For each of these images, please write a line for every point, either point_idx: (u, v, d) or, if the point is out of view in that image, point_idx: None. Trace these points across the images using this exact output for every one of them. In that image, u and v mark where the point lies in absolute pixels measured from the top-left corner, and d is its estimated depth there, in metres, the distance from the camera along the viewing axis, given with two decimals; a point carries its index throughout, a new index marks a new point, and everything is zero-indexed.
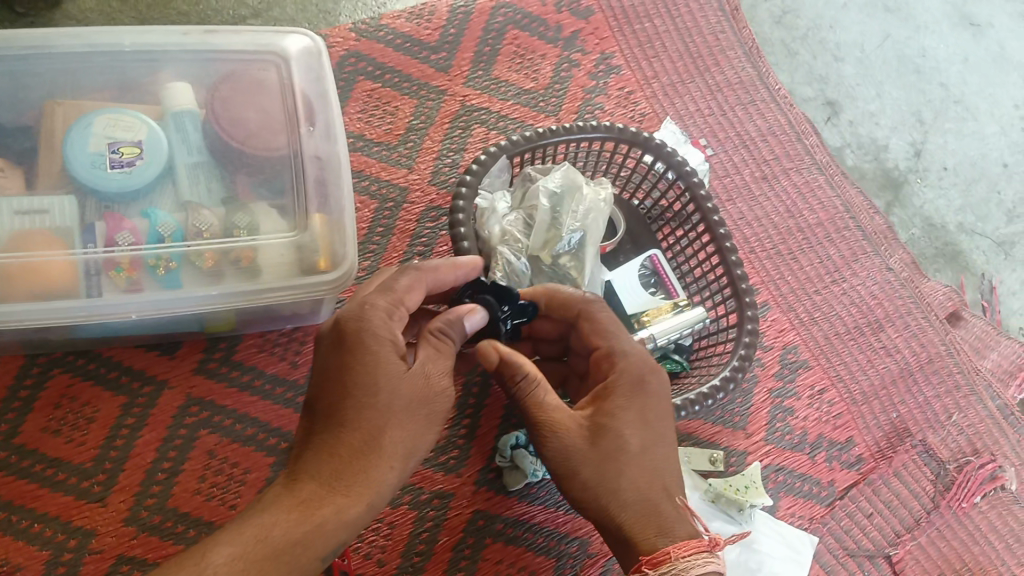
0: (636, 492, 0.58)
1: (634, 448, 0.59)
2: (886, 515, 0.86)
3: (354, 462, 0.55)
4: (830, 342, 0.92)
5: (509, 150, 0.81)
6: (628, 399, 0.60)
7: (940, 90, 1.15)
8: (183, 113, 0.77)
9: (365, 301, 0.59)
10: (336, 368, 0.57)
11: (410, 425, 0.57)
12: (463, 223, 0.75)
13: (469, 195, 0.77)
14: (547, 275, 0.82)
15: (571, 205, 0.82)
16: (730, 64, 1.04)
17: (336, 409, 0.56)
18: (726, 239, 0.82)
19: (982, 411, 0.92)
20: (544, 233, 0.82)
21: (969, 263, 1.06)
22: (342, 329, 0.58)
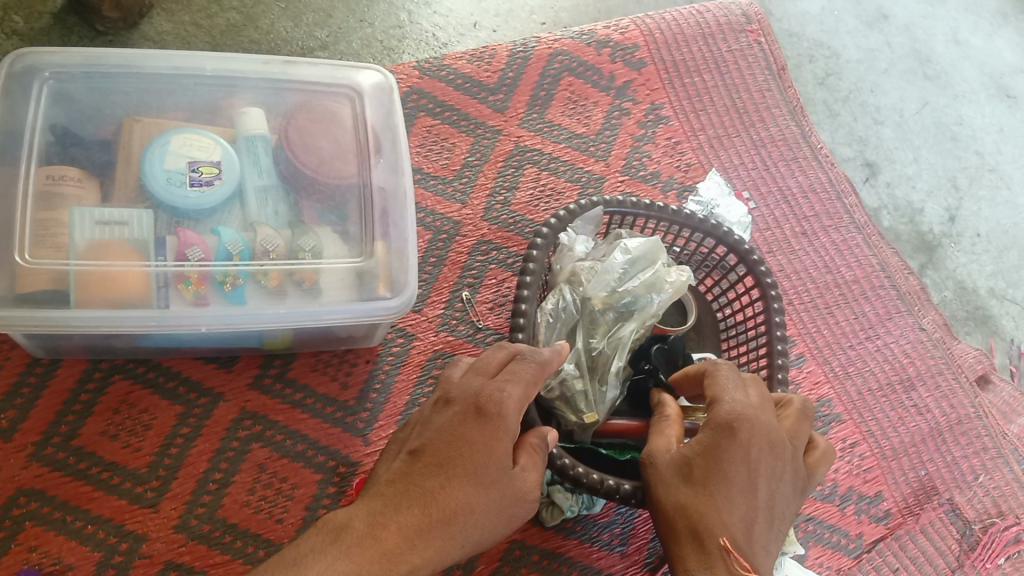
0: (687, 521, 0.58)
1: (699, 482, 0.59)
2: (912, 570, 0.87)
3: (439, 527, 0.55)
4: (862, 398, 0.94)
5: (607, 203, 0.80)
6: (707, 433, 0.61)
7: (975, 157, 1.18)
8: (256, 137, 0.80)
9: (504, 387, 0.62)
10: (457, 436, 0.59)
11: (496, 520, 0.58)
12: (535, 257, 0.75)
13: (548, 236, 0.77)
14: (591, 324, 0.79)
15: (639, 272, 0.80)
16: (775, 122, 1.08)
17: (442, 471, 0.57)
18: (779, 322, 0.78)
19: (1009, 474, 0.94)
20: (606, 286, 0.79)
21: (999, 328, 1.08)
22: (479, 405, 0.60)
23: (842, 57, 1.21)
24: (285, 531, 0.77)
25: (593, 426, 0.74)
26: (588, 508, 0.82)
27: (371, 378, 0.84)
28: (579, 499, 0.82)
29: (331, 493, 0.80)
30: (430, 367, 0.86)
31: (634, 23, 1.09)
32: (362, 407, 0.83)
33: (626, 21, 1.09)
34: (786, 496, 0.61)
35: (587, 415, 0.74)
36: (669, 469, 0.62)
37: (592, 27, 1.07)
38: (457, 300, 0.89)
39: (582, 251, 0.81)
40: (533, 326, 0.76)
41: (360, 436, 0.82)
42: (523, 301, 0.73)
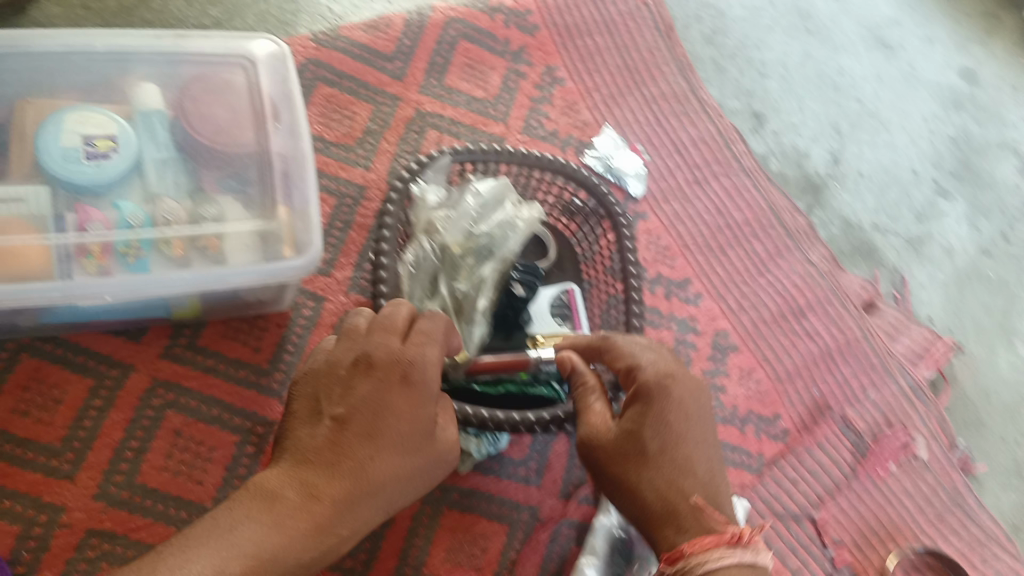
0: (653, 492, 0.60)
1: (648, 453, 0.60)
2: (810, 482, 0.93)
3: (367, 499, 0.57)
4: (756, 328, 1.00)
5: (455, 154, 0.90)
6: (639, 402, 0.62)
7: (855, 103, 1.25)
8: (153, 112, 0.82)
9: (425, 353, 0.61)
10: (383, 403, 0.59)
11: (419, 483, 0.61)
12: (393, 212, 0.83)
13: (401, 191, 0.86)
14: (450, 268, 0.87)
15: (489, 212, 0.89)
16: (664, 78, 1.13)
17: (371, 440, 0.58)
18: (632, 263, 0.88)
19: (896, 389, 1.02)
20: (461, 230, 0.87)
21: (883, 259, 1.15)
22: (405, 373, 0.60)
23: (727, 16, 1.27)
24: (205, 492, 0.79)
25: (466, 363, 0.81)
26: (495, 446, 0.86)
27: (282, 341, 0.87)
28: (486, 440, 0.85)
29: (250, 453, 0.82)
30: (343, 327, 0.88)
31: None
32: (275, 368, 0.85)
33: None
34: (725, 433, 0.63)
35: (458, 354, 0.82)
36: (613, 449, 0.62)
37: None
38: (366, 262, 0.92)
39: (435, 199, 0.88)
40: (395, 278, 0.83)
41: (275, 397, 0.84)
42: (383, 258, 0.81)
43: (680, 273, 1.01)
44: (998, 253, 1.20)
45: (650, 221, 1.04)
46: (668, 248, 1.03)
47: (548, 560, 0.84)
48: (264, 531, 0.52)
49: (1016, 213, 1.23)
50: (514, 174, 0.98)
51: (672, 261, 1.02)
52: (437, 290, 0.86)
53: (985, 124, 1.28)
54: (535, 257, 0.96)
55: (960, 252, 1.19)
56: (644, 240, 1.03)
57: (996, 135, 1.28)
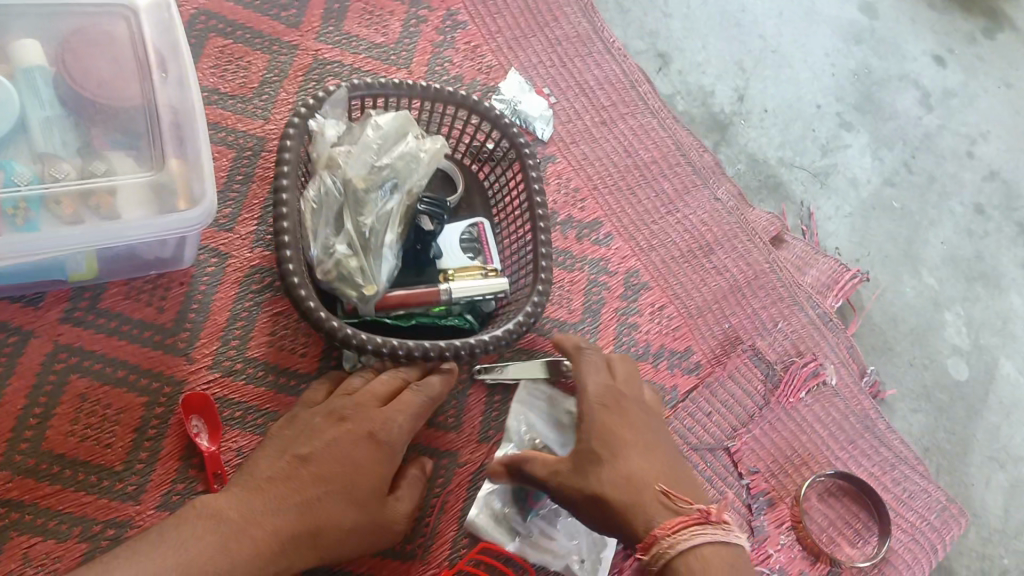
0: (633, 463, 0.73)
1: (615, 461, 0.73)
2: (723, 413, 0.96)
3: (303, 538, 0.67)
4: (667, 265, 1.02)
5: (353, 87, 0.88)
6: (621, 398, 0.78)
7: (759, 40, 1.27)
8: (35, 69, 0.78)
9: (398, 420, 0.74)
10: (343, 451, 0.71)
11: (364, 537, 0.71)
12: (290, 146, 0.82)
13: (300, 125, 0.84)
14: (355, 203, 0.86)
15: (390, 145, 0.89)
16: (567, 19, 1.13)
17: (321, 483, 0.70)
18: (537, 193, 0.90)
19: (804, 318, 1.04)
20: (362, 163, 0.87)
21: (790, 194, 1.18)
22: (371, 433, 0.73)
23: None
24: (115, 455, 0.77)
25: (374, 297, 0.84)
26: None
27: (188, 299, 0.84)
28: None
29: (160, 413, 0.80)
30: (248, 283, 0.87)
31: None
32: (181, 328, 0.83)
33: None
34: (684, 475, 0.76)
35: (367, 288, 0.83)
36: (596, 442, 0.74)
37: None
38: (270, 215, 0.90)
39: (334, 133, 0.87)
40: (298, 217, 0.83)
41: (183, 355, 0.82)
42: (283, 192, 0.80)
43: (590, 214, 1.02)
44: (900, 182, 1.23)
45: (559, 163, 1.04)
46: (578, 190, 1.03)
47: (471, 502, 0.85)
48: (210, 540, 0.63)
49: (917, 144, 1.27)
50: (419, 110, 0.96)
51: (582, 203, 1.02)
52: (342, 226, 0.85)
53: (885, 57, 1.32)
54: (444, 193, 0.97)
55: (865, 183, 1.22)
56: (554, 183, 1.03)
57: (895, 68, 1.31)
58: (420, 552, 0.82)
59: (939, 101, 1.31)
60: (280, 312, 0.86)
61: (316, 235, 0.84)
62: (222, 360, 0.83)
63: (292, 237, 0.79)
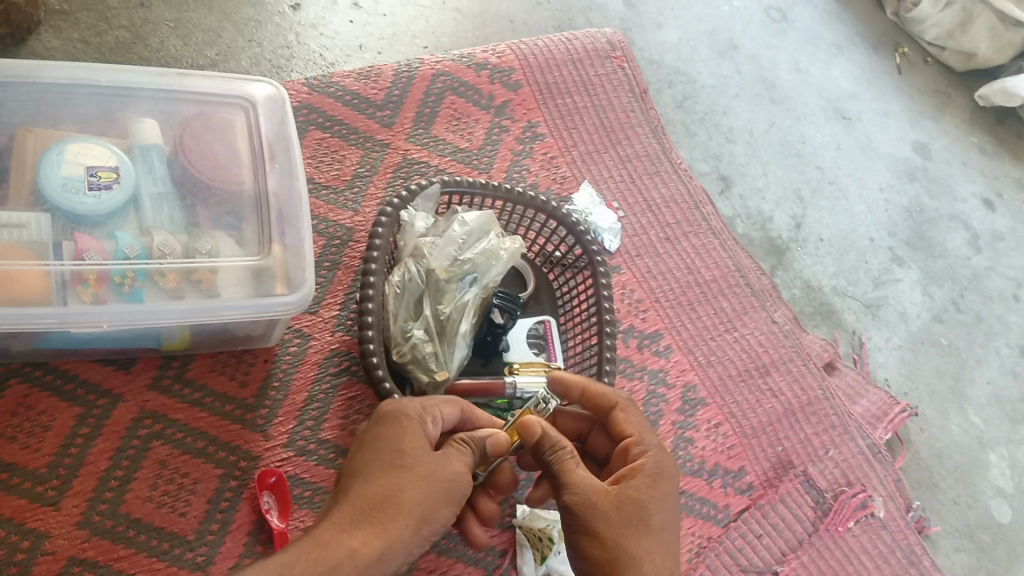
0: (665, 554, 0.65)
1: (651, 545, 0.65)
2: (774, 536, 0.96)
3: (372, 519, 0.63)
4: (724, 383, 1.04)
5: (444, 184, 0.94)
6: (671, 475, 0.71)
7: (817, 171, 1.32)
8: (151, 146, 0.83)
9: (403, 400, 0.72)
10: (372, 444, 0.69)
11: (436, 492, 0.66)
12: (381, 232, 0.88)
13: (391, 215, 0.90)
14: (436, 291, 0.90)
15: (475, 240, 0.93)
16: (638, 139, 1.18)
17: (365, 475, 0.67)
18: (606, 302, 0.94)
19: (854, 448, 1.06)
20: (447, 254, 0.91)
21: (842, 321, 1.21)
22: (383, 414, 0.71)
23: (697, 82, 1.34)
24: (188, 524, 0.79)
25: (444, 383, 0.87)
26: None
27: (269, 377, 0.87)
28: None
29: (234, 486, 0.81)
30: (327, 365, 0.90)
31: (510, 49, 1.17)
32: (260, 404, 0.86)
33: (502, 47, 1.17)
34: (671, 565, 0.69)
35: (438, 373, 0.87)
36: (646, 511, 0.66)
37: (471, 51, 1.15)
38: (352, 301, 0.94)
39: (422, 226, 0.93)
40: (380, 299, 0.88)
41: (260, 432, 0.84)
42: (371, 275, 0.86)
43: (651, 326, 1.05)
44: (948, 319, 1.26)
45: (624, 274, 1.08)
46: (641, 301, 1.07)
47: None
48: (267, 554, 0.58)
49: (965, 283, 1.30)
50: (501, 209, 1.01)
51: (644, 314, 1.06)
52: (421, 311, 0.90)
53: (935, 197, 1.36)
54: (514, 289, 1.01)
55: (914, 317, 1.25)
56: (619, 293, 1.07)
57: (946, 208, 1.36)
58: None
59: (987, 244, 1.35)
60: (354, 397, 0.89)
61: (396, 318, 0.89)
62: (296, 439, 0.85)
63: (375, 316, 0.85)
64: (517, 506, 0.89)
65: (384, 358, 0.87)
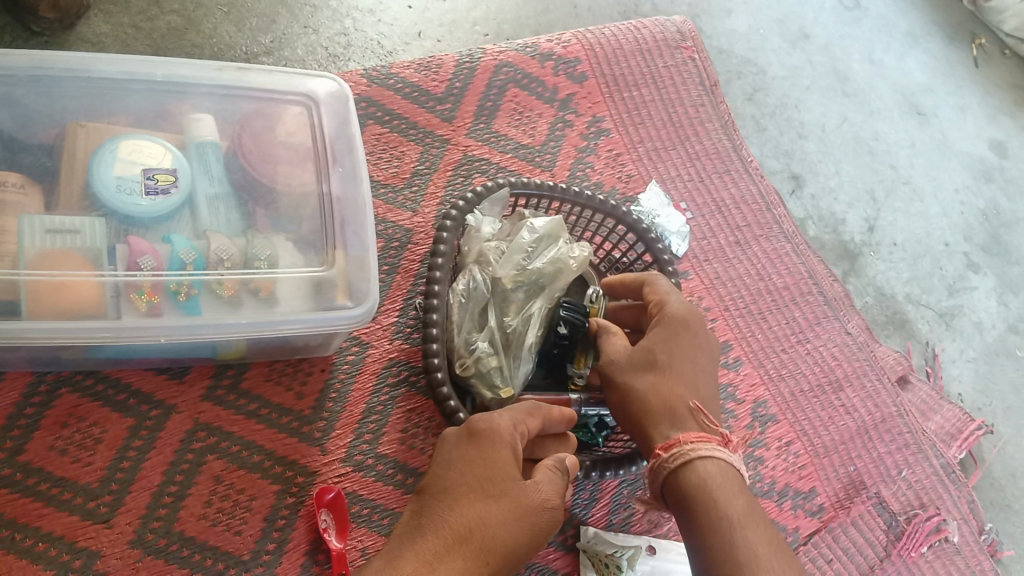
0: (668, 390, 0.70)
1: (657, 381, 0.71)
2: (845, 561, 0.92)
3: (458, 547, 0.59)
4: (795, 398, 0.99)
5: (512, 186, 0.89)
6: (682, 323, 0.73)
7: (890, 170, 1.26)
8: (207, 144, 0.79)
9: (495, 413, 0.69)
10: (458, 463, 0.65)
11: (523, 528, 0.62)
12: (445, 240, 0.84)
13: (456, 219, 0.86)
14: (500, 301, 0.86)
15: (544, 247, 0.88)
16: (708, 135, 1.12)
17: (451, 498, 0.62)
18: None
19: (929, 469, 1.01)
20: (515, 262, 0.86)
21: (915, 331, 1.15)
22: (472, 429, 0.67)
23: (768, 74, 1.28)
24: (244, 543, 0.76)
25: (509, 399, 0.84)
26: None
27: (327, 388, 0.84)
28: None
29: (290, 504, 0.78)
30: (386, 375, 0.86)
31: (576, 38, 1.12)
32: (318, 416, 0.82)
33: (567, 36, 1.12)
34: (706, 381, 0.72)
35: (503, 390, 0.83)
36: (647, 357, 0.72)
37: (535, 40, 1.09)
38: (411, 308, 0.90)
39: (489, 230, 0.88)
40: (445, 309, 0.84)
41: (317, 445, 0.81)
42: (435, 287, 0.82)
43: (721, 336, 1.00)
44: None
45: (692, 280, 1.03)
46: (710, 310, 1.02)
47: None
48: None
49: None
50: (568, 213, 0.97)
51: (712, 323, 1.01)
52: (486, 321, 0.86)
53: (1014, 199, 1.29)
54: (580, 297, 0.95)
55: (990, 327, 1.19)
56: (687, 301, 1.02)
57: None
58: None
59: None
60: (413, 410, 0.85)
61: (460, 329, 0.85)
62: (354, 454, 0.82)
63: (439, 329, 0.82)
64: (581, 528, 0.86)
65: (447, 372, 0.84)
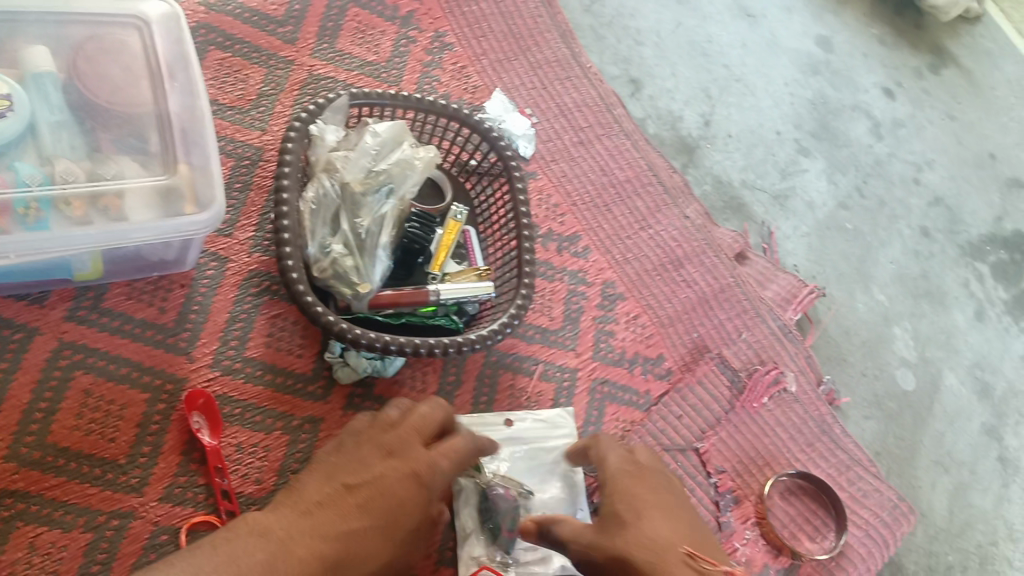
0: (641, 552, 0.69)
1: (622, 538, 0.71)
2: (692, 416, 1.02)
3: (351, 567, 0.64)
4: (640, 278, 1.08)
5: (353, 96, 0.94)
6: (627, 551, 0.70)
7: (724, 70, 1.35)
8: (44, 75, 0.81)
9: (452, 462, 0.72)
10: (393, 491, 0.68)
11: (387, 572, 0.69)
12: (291, 149, 0.88)
13: (300, 129, 0.89)
14: (353, 205, 0.91)
15: (387, 151, 0.94)
16: (547, 45, 1.19)
17: (369, 514, 0.67)
18: (522, 205, 0.96)
19: (766, 330, 1.11)
20: (360, 167, 0.92)
21: (752, 213, 1.26)
22: (419, 472, 0.70)
23: None
24: (119, 448, 0.80)
25: (367, 295, 0.88)
26: (380, 369, 0.89)
27: (189, 300, 0.88)
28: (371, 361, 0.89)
29: (162, 409, 0.83)
30: (247, 286, 0.90)
31: None
32: (182, 327, 0.86)
33: None
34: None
35: (361, 286, 0.88)
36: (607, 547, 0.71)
37: None
38: (267, 221, 0.94)
39: (333, 139, 0.92)
40: (297, 215, 0.88)
41: (184, 354, 0.85)
42: (284, 192, 0.85)
43: (569, 228, 1.08)
44: (854, 205, 1.32)
45: (540, 180, 1.10)
46: (558, 206, 1.09)
47: None
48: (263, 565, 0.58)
49: (869, 170, 1.36)
50: (413, 120, 1.02)
51: (562, 218, 1.08)
52: (340, 226, 0.90)
53: (839, 89, 1.41)
54: (433, 199, 1.01)
55: (821, 205, 1.30)
56: (537, 198, 1.09)
57: (849, 99, 1.40)
58: None
59: (889, 131, 1.40)
60: (277, 315, 0.90)
61: (313, 234, 0.89)
62: (221, 359, 0.86)
63: (292, 234, 0.85)
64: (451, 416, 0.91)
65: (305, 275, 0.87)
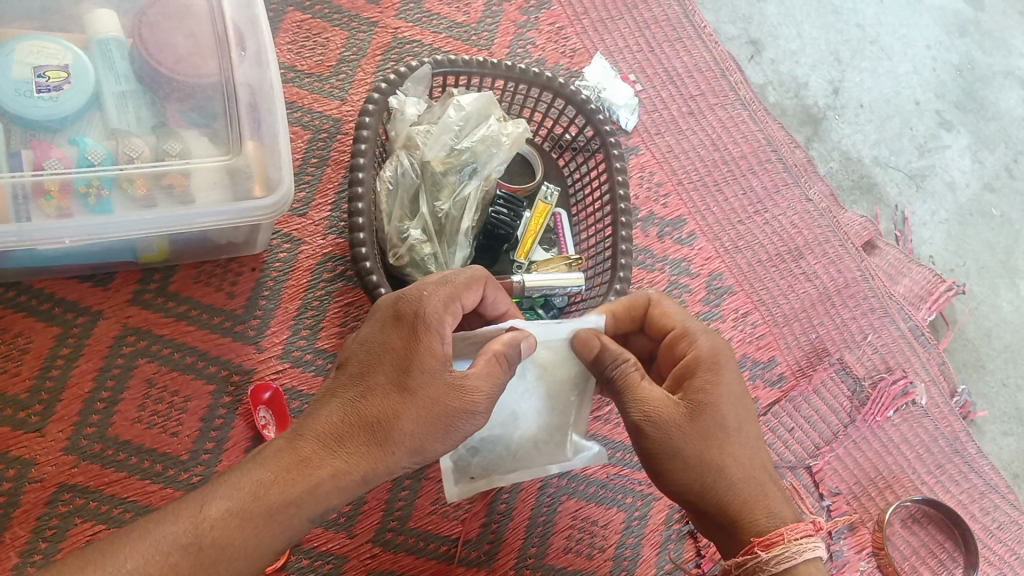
0: (740, 471, 0.60)
1: (731, 451, 0.60)
2: (806, 429, 0.91)
3: (361, 437, 0.55)
4: (752, 269, 0.97)
5: (436, 64, 0.85)
6: (716, 476, 0.60)
7: (857, 30, 1.20)
8: (110, 40, 0.75)
9: (426, 285, 0.58)
10: (380, 344, 0.57)
11: (436, 424, 0.55)
12: (368, 122, 0.79)
13: (379, 101, 0.81)
14: (433, 185, 0.83)
15: (472, 126, 0.84)
16: (657, 2, 1.07)
17: (363, 377, 0.56)
18: (620, 186, 0.85)
19: (895, 331, 0.98)
20: (443, 142, 0.83)
21: (883, 195, 1.11)
22: (400, 311, 0.57)
23: None
24: (180, 444, 0.75)
25: None
26: None
27: (259, 285, 0.82)
28: None
29: (227, 403, 0.77)
30: (321, 271, 0.84)
31: None
32: (251, 315, 0.80)
33: None
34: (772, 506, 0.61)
35: (439, 275, 0.80)
36: (692, 463, 0.60)
37: None
38: (343, 201, 0.87)
39: (414, 112, 0.84)
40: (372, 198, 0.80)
41: (252, 344, 0.79)
42: (360, 171, 0.77)
43: (673, 212, 0.97)
44: (1002, 187, 1.15)
45: (643, 155, 0.99)
46: (661, 185, 0.98)
47: (539, 511, 0.81)
48: (223, 494, 0.53)
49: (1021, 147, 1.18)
50: (501, 90, 0.92)
51: (665, 199, 0.97)
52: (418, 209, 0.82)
53: (990, 52, 1.23)
54: (522, 179, 0.93)
55: (963, 187, 1.14)
56: (637, 176, 0.98)
57: (1001, 64, 1.22)
58: (485, 559, 0.79)
59: None
60: (350, 303, 0.83)
61: (389, 218, 0.81)
62: (291, 350, 0.80)
63: (367, 218, 0.76)
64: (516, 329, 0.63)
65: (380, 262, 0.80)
